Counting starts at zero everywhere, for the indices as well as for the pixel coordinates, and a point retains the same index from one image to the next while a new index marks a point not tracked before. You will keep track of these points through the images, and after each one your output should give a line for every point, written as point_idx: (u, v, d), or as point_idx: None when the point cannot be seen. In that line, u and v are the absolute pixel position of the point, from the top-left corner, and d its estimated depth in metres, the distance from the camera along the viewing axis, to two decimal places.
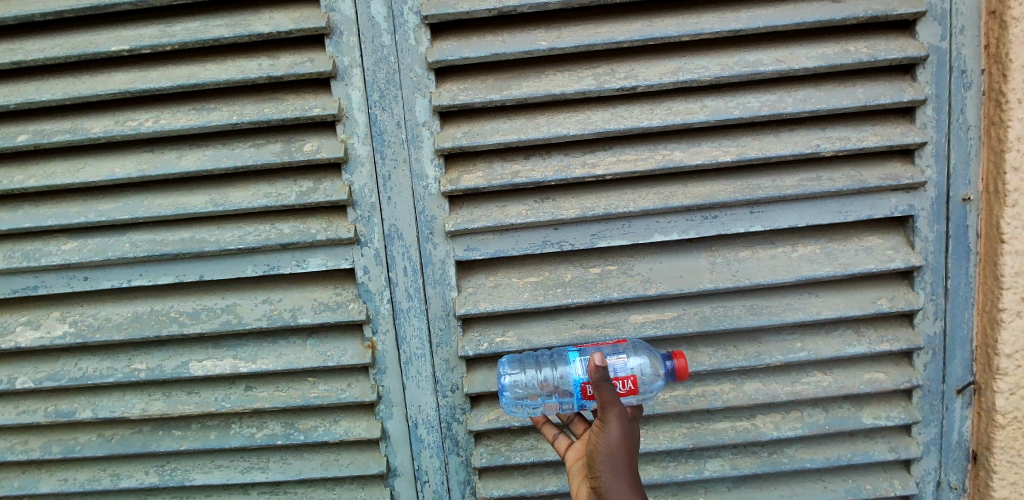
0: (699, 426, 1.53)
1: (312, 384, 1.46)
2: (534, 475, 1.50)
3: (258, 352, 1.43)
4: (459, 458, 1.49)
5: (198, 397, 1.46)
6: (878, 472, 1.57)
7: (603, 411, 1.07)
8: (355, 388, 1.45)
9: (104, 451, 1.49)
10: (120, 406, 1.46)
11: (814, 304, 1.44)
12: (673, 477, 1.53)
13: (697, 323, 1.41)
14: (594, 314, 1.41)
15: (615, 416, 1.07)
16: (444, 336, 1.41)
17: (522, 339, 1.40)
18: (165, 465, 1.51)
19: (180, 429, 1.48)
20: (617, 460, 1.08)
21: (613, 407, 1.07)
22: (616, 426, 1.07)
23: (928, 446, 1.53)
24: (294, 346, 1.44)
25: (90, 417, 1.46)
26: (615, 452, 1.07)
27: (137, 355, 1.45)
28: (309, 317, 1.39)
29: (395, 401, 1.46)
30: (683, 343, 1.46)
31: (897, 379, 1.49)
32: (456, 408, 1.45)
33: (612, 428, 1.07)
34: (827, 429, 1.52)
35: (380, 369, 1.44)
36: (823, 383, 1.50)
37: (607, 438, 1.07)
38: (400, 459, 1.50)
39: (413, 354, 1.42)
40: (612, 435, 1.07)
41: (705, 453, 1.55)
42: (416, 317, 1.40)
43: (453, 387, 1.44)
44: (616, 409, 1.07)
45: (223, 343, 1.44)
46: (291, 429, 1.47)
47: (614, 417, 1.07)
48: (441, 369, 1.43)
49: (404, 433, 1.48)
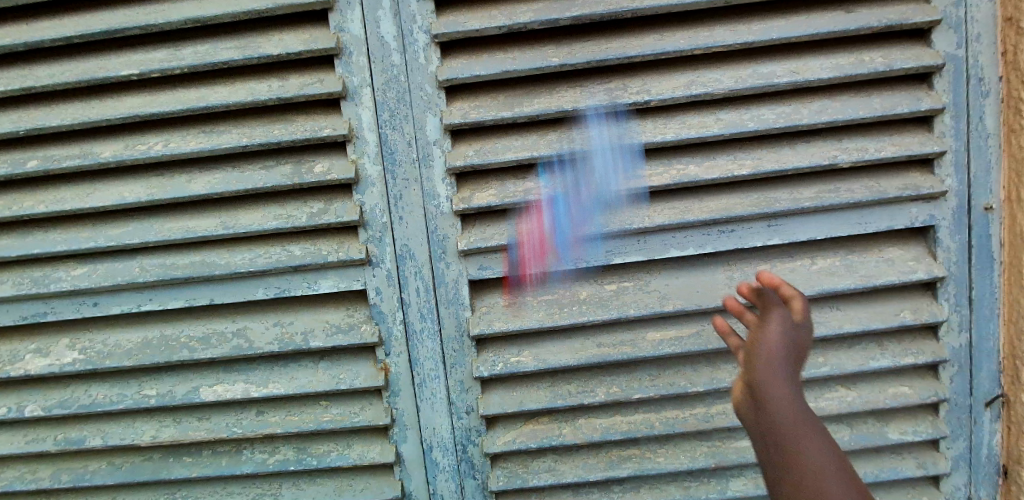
0: (722, 444, 1.48)
1: (324, 408, 1.44)
2: (552, 497, 1.49)
3: (270, 377, 1.41)
4: (475, 481, 1.46)
5: (209, 422, 1.44)
6: (905, 489, 1.54)
7: (754, 392, 0.87)
8: (369, 411, 1.42)
9: (114, 479, 1.47)
10: (130, 433, 1.44)
11: (836, 317, 1.41)
12: (695, 498, 1.49)
13: (716, 340, 1.38)
14: (610, 332, 1.39)
15: (783, 315, 0.90)
16: (458, 357, 1.38)
17: (539, 359, 1.38)
18: (176, 492, 1.49)
19: (191, 455, 1.46)
20: (805, 428, 0.84)
21: (778, 308, 0.91)
22: (785, 325, 0.89)
23: (957, 461, 1.51)
24: (306, 370, 1.41)
25: (101, 444, 1.44)
26: (787, 365, 0.86)
27: (147, 381, 1.43)
28: (321, 340, 1.36)
29: (409, 424, 1.43)
30: (702, 360, 1.43)
31: (922, 393, 1.46)
32: (471, 430, 1.43)
33: (778, 327, 0.89)
34: (854, 445, 1.48)
35: (393, 392, 1.41)
36: (847, 398, 1.47)
37: (769, 332, 0.89)
38: (415, 483, 1.47)
39: (427, 376, 1.39)
40: (776, 334, 0.88)
41: (728, 472, 1.50)
42: (429, 339, 1.37)
43: (469, 408, 1.41)
44: (780, 316, 0.90)
45: (234, 367, 1.42)
46: (304, 454, 1.45)
47: (778, 322, 0.89)
48: (456, 390, 1.40)
49: (419, 456, 1.45)
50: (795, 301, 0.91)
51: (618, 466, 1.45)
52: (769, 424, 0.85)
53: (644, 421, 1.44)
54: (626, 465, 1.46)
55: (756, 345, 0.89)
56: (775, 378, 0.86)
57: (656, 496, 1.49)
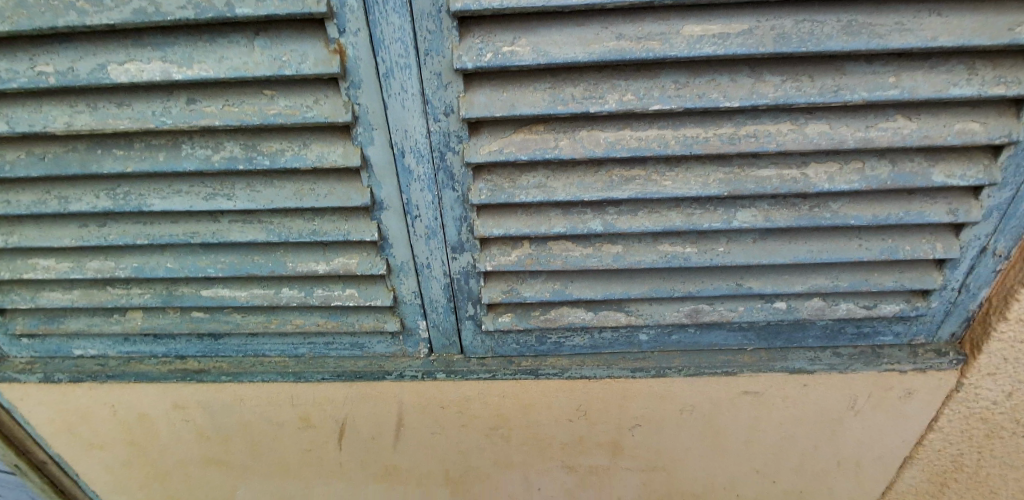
0: (740, 172, 1.27)
1: (270, 99, 1.17)
2: (540, 215, 1.34)
3: (192, 56, 1.11)
4: (454, 194, 1.30)
5: (131, 110, 1.19)
6: (921, 234, 1.42)
7: (652, 403, 1.69)
8: (325, 106, 1.16)
9: (39, 172, 1.29)
10: (39, 120, 1.21)
11: (932, 27, 1.07)
12: (696, 227, 1.34)
13: (770, 43, 1.06)
14: (634, 24, 1.07)
15: (666, 387, 1.65)
16: (435, 42, 1.08)
17: (539, 51, 1.07)
18: (116, 188, 1.34)
19: (122, 149, 1.26)
20: (671, 405, 1.69)
21: (665, 386, 1.65)
22: (661, 393, 1.66)
23: (991, 211, 1.34)
24: (239, 49, 1.11)
25: (8, 132, 1.22)
26: (661, 399, 1.68)
27: (39, 54, 1.13)
28: (250, 7, 1.04)
29: (375, 124, 1.19)
30: (743, 68, 1.13)
31: (993, 132, 1.21)
32: (451, 137, 1.20)
33: (654, 389, 1.65)
34: (889, 185, 1.28)
35: (354, 83, 1.14)
36: (904, 131, 1.21)
37: (656, 393, 1.66)
38: (387, 191, 1.30)
39: (395, 66, 1.11)
40: (654, 395, 1.67)
41: (737, 203, 1.33)
42: (396, 16, 1.05)
43: (448, 109, 1.16)
44: (665, 390, 1.66)
45: (145, 41, 1.11)
46: (253, 153, 1.24)
47: (666, 391, 1.66)
48: (432, 86, 1.13)
49: (389, 163, 1.25)
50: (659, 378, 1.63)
51: (617, 188, 1.27)
52: (663, 406, 1.70)
53: (657, 139, 1.20)
54: (628, 188, 1.27)
55: (649, 392, 1.66)
56: (661, 402, 1.69)
57: (655, 222, 1.34)
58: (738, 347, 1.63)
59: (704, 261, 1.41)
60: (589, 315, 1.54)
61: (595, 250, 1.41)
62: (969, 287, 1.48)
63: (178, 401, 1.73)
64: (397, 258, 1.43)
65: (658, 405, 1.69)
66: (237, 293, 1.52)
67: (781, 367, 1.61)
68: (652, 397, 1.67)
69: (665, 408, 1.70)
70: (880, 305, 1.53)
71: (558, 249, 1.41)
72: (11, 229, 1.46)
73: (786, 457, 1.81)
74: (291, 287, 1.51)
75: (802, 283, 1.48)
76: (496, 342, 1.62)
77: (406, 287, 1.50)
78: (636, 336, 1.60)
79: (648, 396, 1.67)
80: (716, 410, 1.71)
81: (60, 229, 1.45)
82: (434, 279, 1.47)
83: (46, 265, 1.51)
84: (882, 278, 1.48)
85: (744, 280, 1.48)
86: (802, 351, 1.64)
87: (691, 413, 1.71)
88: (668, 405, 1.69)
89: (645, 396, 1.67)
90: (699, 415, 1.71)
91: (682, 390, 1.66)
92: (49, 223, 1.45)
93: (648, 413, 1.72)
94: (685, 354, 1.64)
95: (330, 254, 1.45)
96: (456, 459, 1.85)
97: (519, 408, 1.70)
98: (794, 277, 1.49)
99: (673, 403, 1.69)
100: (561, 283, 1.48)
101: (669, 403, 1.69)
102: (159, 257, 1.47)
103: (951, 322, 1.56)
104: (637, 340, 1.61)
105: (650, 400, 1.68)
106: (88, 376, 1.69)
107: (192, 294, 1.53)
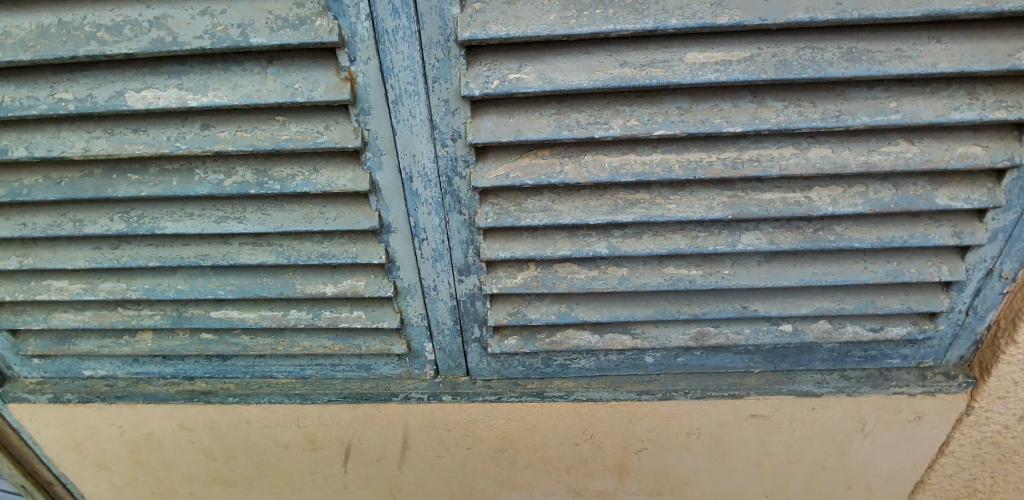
0: (744, 196, 1.28)
1: (282, 126, 1.20)
2: (545, 238, 1.36)
3: (207, 84, 1.14)
4: (460, 217, 1.31)
5: (146, 136, 1.22)
6: (927, 256, 1.42)
7: (659, 425, 1.68)
8: (335, 132, 1.19)
9: (55, 196, 1.32)
10: (56, 145, 1.24)
11: (932, 53, 1.09)
12: (702, 249, 1.35)
13: (772, 69, 1.08)
14: (639, 51, 1.09)
15: (673, 409, 1.64)
16: (443, 70, 1.11)
17: (545, 78, 1.10)
18: (130, 211, 1.36)
19: (136, 173, 1.29)
20: (677, 427, 1.68)
21: (671, 408, 1.64)
22: (667, 415, 1.65)
23: (996, 233, 1.35)
24: (252, 77, 1.14)
25: (25, 156, 1.25)
26: (667, 421, 1.67)
27: (60, 82, 1.17)
28: (264, 37, 1.07)
29: (384, 148, 1.21)
30: (746, 95, 1.15)
31: (996, 155, 1.22)
32: (458, 161, 1.22)
33: (661, 411, 1.64)
34: (893, 208, 1.28)
35: (363, 110, 1.16)
36: (906, 154, 1.22)
37: (663, 415, 1.65)
38: (395, 215, 1.32)
39: (403, 93, 1.13)
40: (660, 418, 1.66)
41: (742, 225, 1.34)
42: (405, 44, 1.08)
43: (455, 134, 1.18)
44: (671, 413, 1.65)
45: (162, 70, 1.15)
46: (264, 178, 1.26)
47: (673, 413, 1.65)
48: (440, 112, 1.16)
49: (397, 186, 1.27)
50: (666, 402, 1.62)
51: (622, 211, 1.28)
52: (669, 428, 1.68)
53: (661, 164, 1.22)
54: (633, 211, 1.29)
55: (654, 414, 1.65)
56: (667, 424, 1.68)
57: (659, 244, 1.35)
58: (745, 369, 1.63)
59: (708, 283, 1.41)
60: (595, 338, 1.54)
61: (600, 273, 1.42)
62: (976, 309, 1.48)
63: (185, 421, 1.74)
64: (404, 281, 1.45)
65: (665, 427, 1.68)
66: (245, 314, 1.53)
67: (787, 390, 1.61)
68: (659, 419, 1.66)
69: (672, 430, 1.69)
70: (886, 327, 1.52)
71: (564, 272, 1.42)
72: (26, 251, 1.48)
73: (794, 481, 1.79)
74: (298, 309, 1.52)
75: (807, 305, 1.48)
76: (502, 364, 1.62)
77: (412, 309, 1.51)
78: (642, 358, 1.60)
79: (654, 418, 1.66)
80: (722, 433, 1.69)
81: (73, 251, 1.47)
82: (440, 301, 1.48)
83: (59, 286, 1.53)
84: (888, 300, 1.48)
85: (749, 303, 1.48)
86: (809, 374, 1.63)
87: (698, 435, 1.70)
88: (675, 427, 1.68)
89: (651, 418, 1.66)
90: (705, 436, 1.70)
91: (688, 413, 1.65)
92: (63, 245, 1.47)
93: (655, 436, 1.71)
94: (692, 377, 1.64)
95: (338, 276, 1.46)
96: (461, 480, 1.84)
97: (524, 429, 1.70)
98: (800, 299, 1.49)
99: (680, 426, 1.68)
100: (567, 305, 1.49)
101: (675, 426, 1.68)
102: (170, 278, 1.49)
103: (959, 345, 1.55)
104: (643, 363, 1.61)
105: (656, 421, 1.67)
106: (98, 396, 1.70)
107: (202, 315, 1.54)
